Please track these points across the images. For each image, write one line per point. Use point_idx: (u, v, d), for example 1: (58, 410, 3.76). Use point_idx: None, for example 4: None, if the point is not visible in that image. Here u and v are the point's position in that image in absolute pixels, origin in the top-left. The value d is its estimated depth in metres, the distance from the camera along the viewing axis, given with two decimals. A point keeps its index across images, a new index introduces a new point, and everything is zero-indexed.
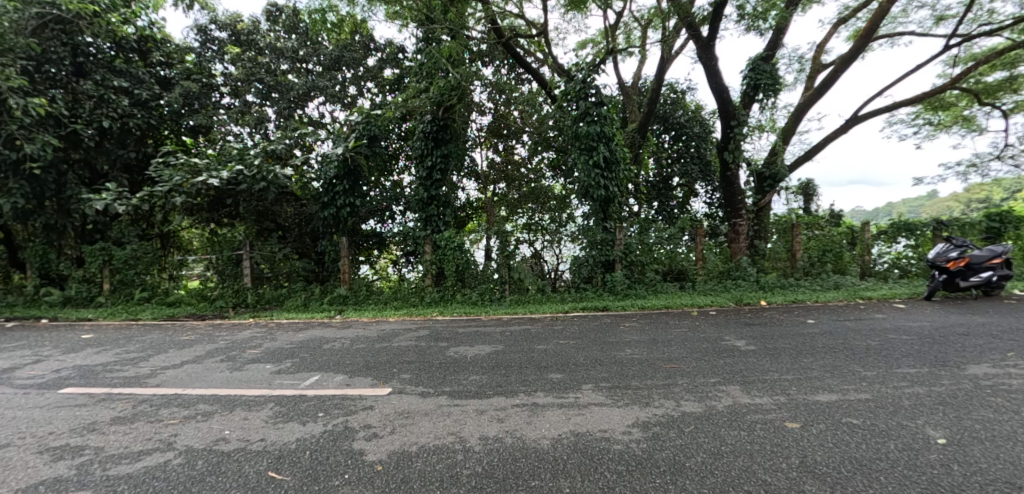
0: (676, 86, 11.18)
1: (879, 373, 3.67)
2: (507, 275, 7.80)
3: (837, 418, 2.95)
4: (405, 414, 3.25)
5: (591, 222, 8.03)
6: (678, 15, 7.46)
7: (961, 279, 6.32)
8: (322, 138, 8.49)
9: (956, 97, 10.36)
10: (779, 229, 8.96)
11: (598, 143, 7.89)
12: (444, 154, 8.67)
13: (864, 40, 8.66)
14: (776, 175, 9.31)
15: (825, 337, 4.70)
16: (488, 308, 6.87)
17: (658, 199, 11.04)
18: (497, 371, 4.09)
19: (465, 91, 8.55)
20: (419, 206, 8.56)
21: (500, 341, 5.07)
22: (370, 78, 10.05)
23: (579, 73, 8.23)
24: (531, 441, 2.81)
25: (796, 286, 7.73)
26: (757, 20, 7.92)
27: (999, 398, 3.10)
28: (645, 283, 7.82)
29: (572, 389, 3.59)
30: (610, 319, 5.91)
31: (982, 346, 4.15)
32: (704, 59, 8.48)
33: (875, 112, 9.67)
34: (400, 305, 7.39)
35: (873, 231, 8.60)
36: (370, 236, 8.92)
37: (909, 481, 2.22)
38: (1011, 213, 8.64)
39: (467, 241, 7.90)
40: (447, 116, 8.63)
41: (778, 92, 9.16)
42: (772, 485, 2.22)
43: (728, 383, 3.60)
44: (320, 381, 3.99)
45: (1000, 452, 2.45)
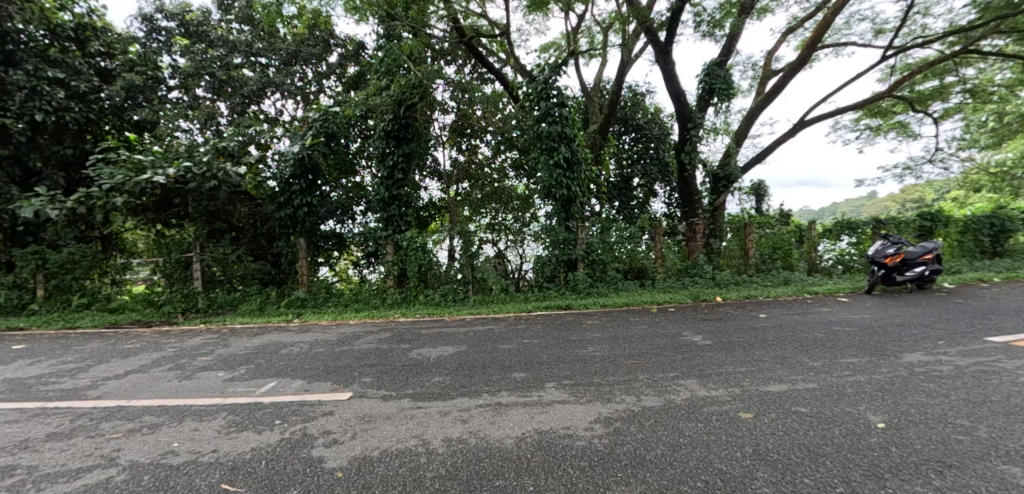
0: (636, 89, 11.45)
1: (824, 363, 3.86)
2: (470, 274, 7.76)
3: (787, 407, 3.10)
4: (367, 418, 3.18)
5: (553, 221, 8.11)
6: (637, 19, 7.63)
7: (898, 274, 6.75)
8: (279, 136, 8.15)
9: (892, 104, 11.06)
10: (734, 229, 9.27)
11: (559, 143, 7.96)
12: (406, 153, 8.50)
13: (810, 49, 9.09)
14: (730, 176, 9.55)
15: (776, 330, 4.91)
16: (452, 308, 6.84)
17: (619, 199, 11.20)
18: (460, 372, 4.04)
19: (427, 90, 8.42)
20: (379, 206, 8.35)
21: (465, 341, 5.03)
22: (331, 75, 9.79)
23: (541, 74, 8.25)
24: (495, 440, 2.80)
25: (750, 283, 8.05)
26: (712, 27, 8.21)
27: (930, 384, 3.34)
28: (607, 281, 7.95)
29: (536, 388, 3.59)
30: (574, 318, 5.97)
31: (917, 336, 4.44)
32: (663, 62, 8.70)
33: (822, 117, 10.10)
34: (361, 307, 7.20)
35: (819, 230, 9.10)
36: (330, 236, 8.57)
37: (851, 465, 2.40)
38: (940, 213, 9.32)
39: (430, 241, 7.82)
40: (409, 114, 8.48)
41: (732, 97, 9.49)
42: (727, 474, 2.35)
43: (687, 377, 3.69)
44: (277, 387, 3.84)
45: (931, 435, 2.67)
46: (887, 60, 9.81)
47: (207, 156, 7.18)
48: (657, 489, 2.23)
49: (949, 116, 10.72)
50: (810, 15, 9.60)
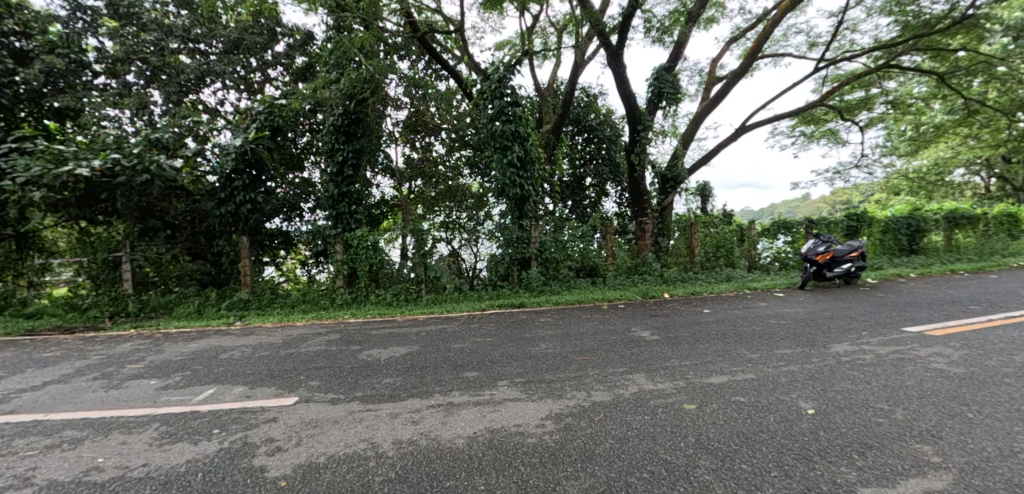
0: (589, 90, 11.64)
1: (761, 354, 4.07)
2: (423, 274, 7.66)
3: (728, 397, 3.24)
4: (313, 424, 3.05)
5: (507, 220, 8.11)
6: (589, 21, 7.78)
7: (827, 270, 7.24)
8: (220, 128, 7.71)
9: (824, 112, 11.87)
10: (680, 227, 9.60)
11: (513, 142, 7.98)
12: (356, 150, 8.24)
13: (750, 58, 9.61)
14: (677, 177, 9.96)
15: (718, 324, 5.16)
16: (404, 308, 6.70)
17: (571, 198, 11.32)
18: (411, 372, 3.96)
19: (379, 85, 8.17)
20: (328, 204, 8.14)
21: (417, 341, 4.94)
22: (277, 65, 9.35)
23: (496, 72, 8.24)
24: (447, 440, 2.77)
25: (695, 280, 8.42)
26: (661, 33, 8.51)
27: (855, 372, 3.59)
28: (559, 279, 8.07)
29: (488, 387, 3.58)
30: (527, 315, 6.01)
31: (844, 327, 4.78)
32: (614, 65, 8.91)
33: (761, 123, 10.68)
34: (308, 308, 6.93)
35: (758, 229, 9.62)
36: (276, 235, 8.38)
37: (783, 450, 2.55)
38: (865, 214, 10.12)
39: (382, 240, 7.69)
40: (360, 109, 8.24)
41: (679, 101, 9.89)
42: (671, 464, 2.44)
43: (635, 371, 3.79)
44: (216, 394, 3.63)
45: (856, 419, 2.88)
46: (820, 71, 10.51)
47: (138, 148, 6.69)
48: (605, 482, 2.27)
49: (873, 125, 11.62)
50: (751, 26, 10.14)
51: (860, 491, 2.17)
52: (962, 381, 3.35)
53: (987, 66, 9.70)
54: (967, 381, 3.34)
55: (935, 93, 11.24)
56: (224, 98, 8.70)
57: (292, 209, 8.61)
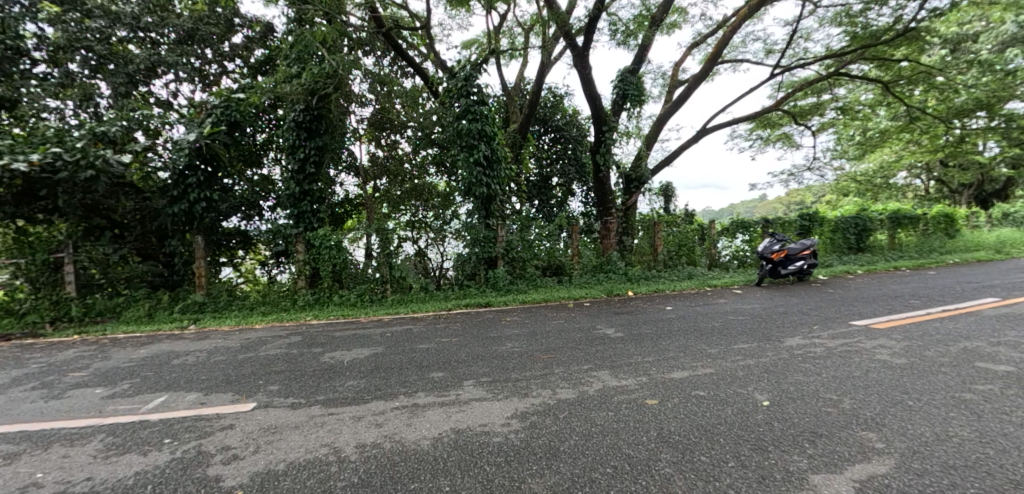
0: (556, 90, 11.67)
1: (720, 349, 4.21)
2: (388, 274, 7.56)
3: (688, 392, 3.34)
4: (272, 430, 2.95)
5: (474, 219, 8.10)
6: (555, 23, 7.86)
7: (782, 268, 7.58)
8: (173, 122, 7.37)
9: (780, 117, 12.36)
10: (644, 226, 9.73)
11: (479, 141, 7.97)
12: (319, 147, 8.02)
13: (710, 63, 9.95)
14: (641, 178, 10.10)
15: (679, 321, 5.31)
16: (368, 309, 6.58)
17: (538, 198, 11.34)
18: (376, 374, 3.89)
19: (343, 80, 8.02)
20: (289, 202, 7.80)
21: (381, 342, 4.86)
22: (235, 58, 9.00)
23: (462, 70, 8.20)
24: (411, 442, 2.73)
25: (658, 278, 8.62)
26: (626, 36, 8.70)
27: (807, 364, 3.77)
28: (526, 278, 8.12)
29: (453, 387, 3.55)
30: (493, 315, 6.01)
31: (796, 322, 5.01)
32: (580, 66, 9.03)
33: (721, 126, 11.07)
34: (268, 309, 6.73)
35: (718, 228, 9.97)
36: (233, 234, 8.04)
37: (740, 441, 2.64)
38: (816, 214, 10.62)
39: (345, 239, 7.48)
40: (323, 105, 8.01)
41: (642, 103, 10.14)
42: (635, 458, 2.48)
43: (600, 368, 3.85)
44: (168, 402, 3.45)
45: (807, 409, 3.01)
46: (776, 77, 10.97)
47: (81, 141, 6.29)
48: (570, 478, 2.30)
49: (823, 129, 12.23)
50: (712, 32, 10.48)
51: (810, 477, 2.27)
52: (902, 371, 3.57)
53: (926, 75, 10.35)
54: (906, 371, 3.56)
55: (880, 100, 11.92)
56: (176, 90, 8.29)
57: (250, 207, 8.22)
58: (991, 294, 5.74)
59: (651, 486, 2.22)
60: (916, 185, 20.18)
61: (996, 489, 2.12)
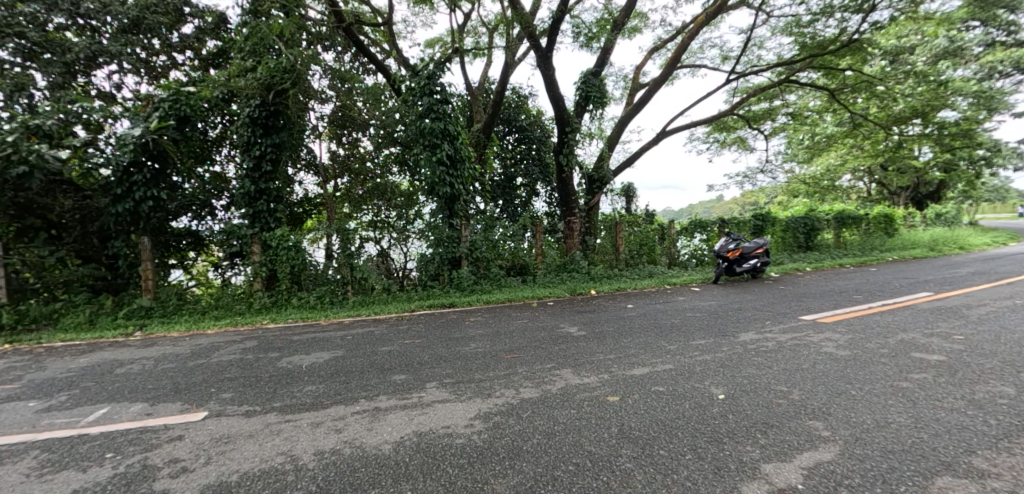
0: (520, 90, 11.82)
1: (679, 345, 4.35)
2: (349, 275, 7.42)
3: (648, 388, 3.42)
4: (225, 439, 2.83)
5: (437, 219, 8.06)
6: (519, 23, 7.92)
7: (737, 266, 7.91)
8: (117, 116, 6.97)
9: (735, 121, 12.85)
10: (606, 226, 9.85)
11: (442, 140, 7.94)
12: (276, 144, 7.68)
13: (670, 68, 10.25)
14: (603, 179, 10.15)
15: (640, 318, 5.45)
16: (329, 311, 6.42)
17: (502, 198, 11.27)
18: (335, 378, 3.80)
19: (301, 75, 7.84)
20: (244, 201, 7.49)
21: (342, 346, 4.75)
22: (185, 49, 8.58)
23: (425, 68, 8.16)
24: (372, 447, 2.68)
25: (619, 277, 8.82)
26: (588, 39, 8.88)
27: (760, 357, 3.94)
28: (490, 278, 8.14)
29: (416, 389, 3.51)
30: (457, 315, 5.99)
31: (750, 317, 5.24)
32: (543, 68, 9.12)
33: (680, 129, 11.42)
34: (221, 314, 6.47)
35: (678, 228, 10.33)
36: (183, 235, 7.63)
37: (697, 434, 2.73)
38: (769, 214, 11.17)
39: (305, 240, 7.35)
40: (280, 101, 7.69)
41: (605, 105, 10.34)
42: (596, 455, 2.52)
43: (563, 367, 3.90)
44: (110, 414, 3.26)
45: (759, 401, 3.15)
46: (731, 83, 11.43)
47: (11, 135, 5.82)
48: (532, 477, 2.31)
49: (774, 134, 12.84)
50: (671, 37, 10.82)
51: (762, 466, 2.37)
52: (846, 362, 3.79)
53: (868, 85, 10.99)
54: (849, 362, 3.79)
55: (827, 107, 12.62)
56: (121, 82, 7.82)
57: (201, 207, 7.79)
58: (923, 289, 6.19)
59: (612, 481, 2.26)
60: (859, 187, 21.57)
61: (930, 470, 2.28)
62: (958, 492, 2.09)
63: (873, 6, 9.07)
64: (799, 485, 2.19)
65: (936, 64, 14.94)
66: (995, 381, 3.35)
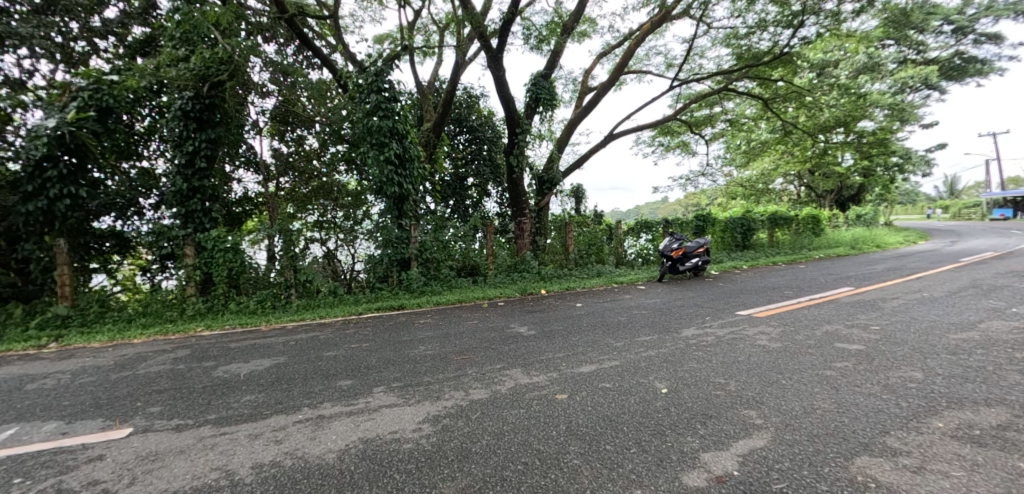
0: (471, 91, 11.75)
1: (624, 342, 4.50)
2: (292, 277, 7.18)
3: (595, 385, 3.53)
4: (152, 457, 2.65)
5: (386, 219, 7.87)
6: (470, 23, 7.88)
7: (680, 265, 8.30)
8: (27, 105, 6.38)
9: (678, 126, 13.42)
10: (556, 227, 10.00)
11: (391, 139, 7.75)
12: (211, 139, 7.27)
13: (617, 73, 10.55)
14: (552, 180, 10.47)
15: (588, 317, 5.60)
16: (269, 317, 6.15)
17: (453, 198, 11.21)
18: (277, 387, 3.66)
19: (240, 68, 7.44)
20: (175, 200, 7.02)
21: (284, 352, 4.57)
22: (108, 35, 7.92)
23: (373, 65, 7.95)
24: (316, 457, 2.60)
25: (568, 276, 9.04)
26: (539, 41, 8.99)
27: (700, 352, 4.15)
28: (441, 279, 8.11)
29: (363, 395, 3.44)
30: (407, 317, 5.92)
31: (691, 314, 5.50)
32: (494, 68, 9.13)
33: (626, 132, 11.77)
34: (149, 321, 6.10)
35: (625, 228, 10.69)
36: (107, 236, 7.07)
37: (640, 428, 2.84)
38: (709, 215, 11.81)
39: (244, 241, 6.97)
40: (216, 93, 7.32)
41: (554, 107, 10.51)
42: (544, 453, 2.57)
43: (512, 367, 3.94)
44: (18, 436, 2.97)
45: (698, 393, 3.33)
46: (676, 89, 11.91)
47: None
48: (479, 479, 2.32)
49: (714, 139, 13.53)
50: (619, 43, 11.11)
51: (701, 456, 2.51)
52: (778, 354, 4.06)
53: (798, 96, 11.61)
54: (781, 353, 4.06)
55: (761, 114, 13.37)
56: (32, 68, 7.11)
57: (127, 206, 7.21)
58: (845, 284, 6.74)
59: (559, 479, 2.31)
60: (792, 190, 23.20)
61: (848, 451, 2.49)
62: (874, 470, 2.30)
63: (802, 23, 9.70)
64: (735, 472, 2.33)
65: (856, 78, 16.30)
66: (905, 367, 3.70)
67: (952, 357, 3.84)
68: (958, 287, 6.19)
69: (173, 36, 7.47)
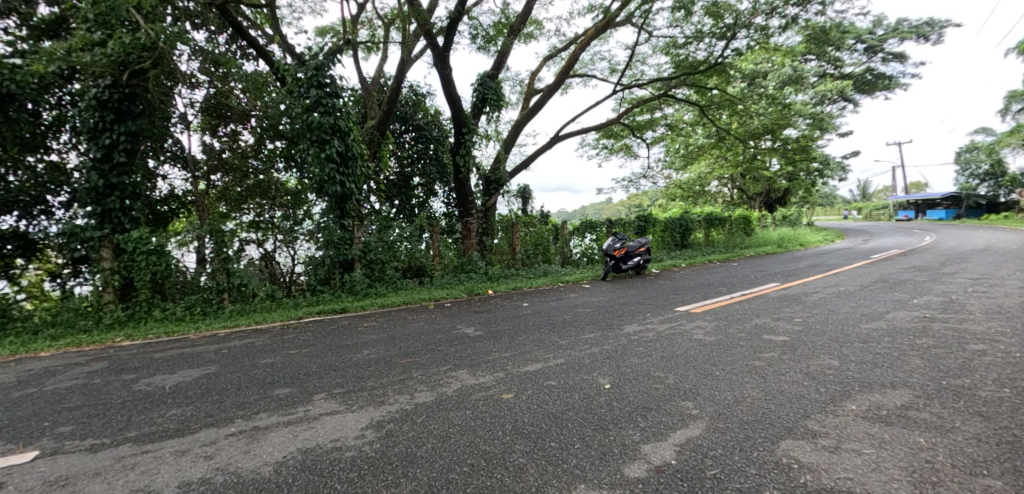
0: (417, 89, 11.61)
1: (569, 340, 4.62)
2: (225, 281, 6.87)
3: (541, 383, 3.59)
4: (61, 481, 2.42)
5: (327, 219, 7.63)
6: (416, 20, 7.77)
7: (622, 263, 8.62)
8: None
9: (620, 129, 13.96)
10: (502, 227, 10.07)
11: (332, 136, 7.51)
12: (132, 132, 6.71)
13: (562, 76, 10.77)
14: (499, 180, 10.49)
15: (534, 316, 5.69)
16: (199, 324, 5.78)
17: (398, 198, 11.09)
18: (207, 398, 3.45)
19: (165, 55, 6.94)
20: (90, 198, 6.45)
21: (215, 361, 4.32)
22: (9, 13, 7.11)
23: (314, 59, 7.66)
24: (250, 471, 2.47)
25: (514, 276, 9.16)
26: (486, 41, 9.01)
27: (641, 347, 4.34)
28: (385, 281, 7.97)
29: (302, 403, 3.32)
30: (350, 321, 5.76)
31: (633, 311, 5.74)
32: (441, 67, 9.06)
33: (571, 134, 12.06)
34: (60, 333, 5.57)
35: (570, 229, 10.96)
36: (8, 238, 6.21)
37: (583, 424, 2.93)
38: (650, 216, 12.30)
39: (171, 242, 6.61)
40: (138, 83, 6.78)
41: (501, 108, 10.59)
42: (489, 453, 2.59)
43: (458, 368, 3.94)
44: None
45: (638, 387, 3.48)
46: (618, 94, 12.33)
47: None
48: (424, 484, 2.31)
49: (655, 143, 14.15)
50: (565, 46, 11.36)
51: (640, 448, 2.62)
52: (712, 347, 4.32)
53: (730, 104, 12.39)
54: (715, 346, 4.32)
55: (698, 120, 14.14)
56: None
57: (33, 205, 6.51)
58: (772, 281, 7.26)
59: (504, 478, 2.34)
60: (726, 192, 24.75)
61: (774, 436, 2.69)
62: (796, 452, 2.50)
63: (734, 35, 10.35)
64: (672, 462, 2.45)
65: (782, 89, 17.66)
66: (824, 355, 4.04)
67: (864, 345, 4.24)
68: (867, 282, 6.86)
69: (86, 18, 6.84)
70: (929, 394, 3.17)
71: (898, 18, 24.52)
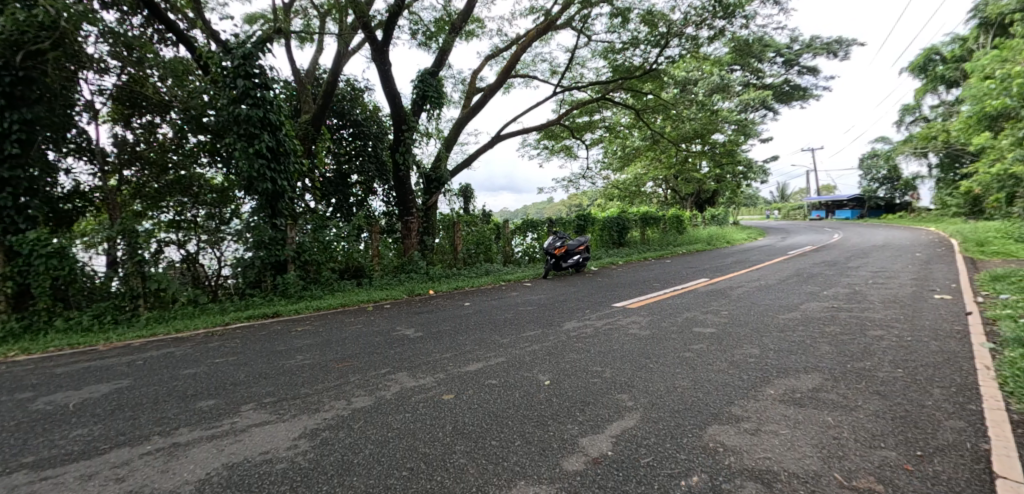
0: (355, 83, 11.20)
1: (510, 338, 4.66)
2: (139, 285, 6.26)
3: (482, 382, 3.60)
4: None
5: (257, 219, 7.21)
6: (354, 12, 7.50)
7: (563, 262, 8.80)
8: None
9: (560, 130, 14.32)
10: (444, 225, 9.98)
11: (262, 130, 7.06)
12: (27, 120, 5.98)
13: (504, 76, 10.84)
14: (440, 178, 10.42)
15: (476, 315, 5.69)
16: (111, 334, 5.21)
17: (335, 196, 10.68)
18: (117, 416, 3.13)
19: (69, 35, 6.14)
20: None
21: (126, 375, 3.92)
22: None
23: (241, 47, 7.16)
24: (167, 492, 2.27)
25: (456, 275, 9.15)
26: (427, 38, 8.86)
27: (580, 343, 4.47)
28: (321, 282, 7.70)
29: (228, 415, 3.10)
30: (283, 325, 5.47)
31: (573, 307, 5.89)
32: (380, 62, 8.81)
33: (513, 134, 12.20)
34: None
35: (512, 228, 11.13)
36: None
37: (525, 421, 2.97)
38: (589, 215, 12.64)
39: (75, 244, 5.94)
40: (35, 65, 6.03)
41: (443, 106, 10.49)
42: (430, 455, 2.56)
43: (398, 371, 3.85)
44: None
45: (576, 382, 3.57)
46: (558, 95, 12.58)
47: None
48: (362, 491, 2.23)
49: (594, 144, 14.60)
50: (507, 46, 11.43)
51: (579, 441, 2.69)
52: (646, 340, 4.53)
53: (664, 108, 13.04)
54: (648, 340, 4.54)
55: (634, 124, 14.72)
56: None
57: None
58: (702, 276, 7.74)
59: (446, 479, 2.32)
60: (661, 193, 26.02)
61: (703, 422, 2.87)
62: (722, 436, 2.67)
63: (668, 44, 10.90)
64: (608, 453, 2.54)
65: (711, 97, 18.93)
66: (746, 345, 4.37)
67: (781, 334, 4.63)
68: (784, 276, 7.51)
69: None
70: (836, 376, 3.52)
71: (810, 36, 27.02)
